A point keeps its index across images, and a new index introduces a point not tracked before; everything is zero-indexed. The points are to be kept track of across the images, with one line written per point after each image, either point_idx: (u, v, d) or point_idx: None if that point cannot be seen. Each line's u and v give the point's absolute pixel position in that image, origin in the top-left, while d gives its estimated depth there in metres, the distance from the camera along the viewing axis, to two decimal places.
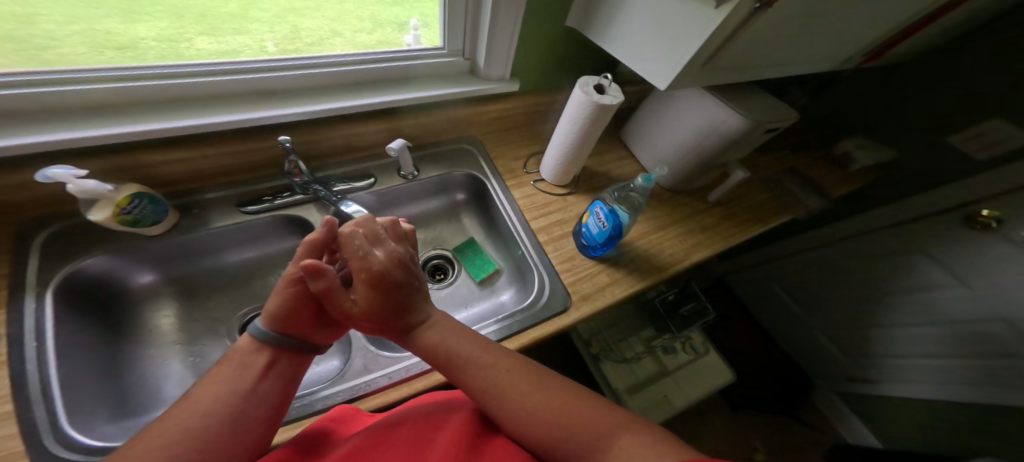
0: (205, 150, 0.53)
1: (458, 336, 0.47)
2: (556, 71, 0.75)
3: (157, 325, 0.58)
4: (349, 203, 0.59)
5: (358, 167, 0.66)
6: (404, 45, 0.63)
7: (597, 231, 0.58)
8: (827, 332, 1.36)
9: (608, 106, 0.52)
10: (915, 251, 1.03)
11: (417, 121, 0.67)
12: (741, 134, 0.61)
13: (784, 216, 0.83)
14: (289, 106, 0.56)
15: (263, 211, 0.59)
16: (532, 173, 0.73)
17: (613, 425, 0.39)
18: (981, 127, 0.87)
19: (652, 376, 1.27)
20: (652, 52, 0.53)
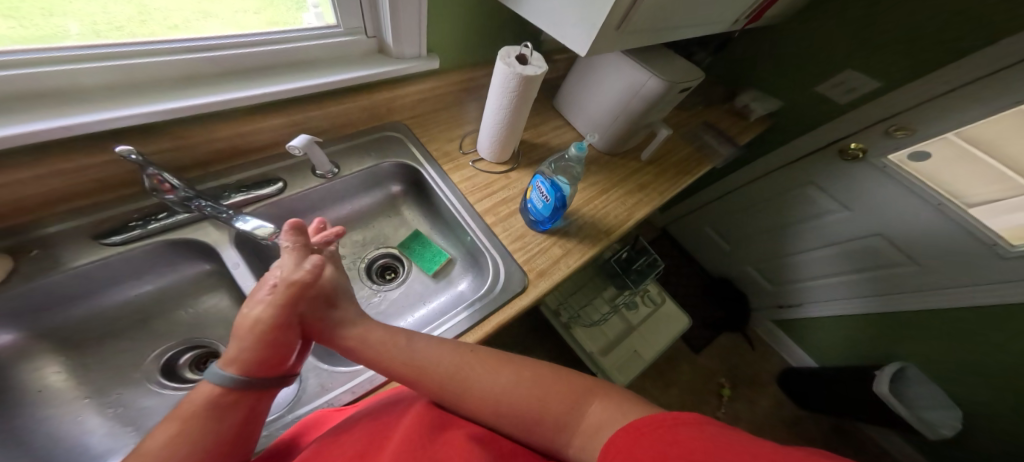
0: (47, 167, 0.41)
1: (421, 345, 0.45)
2: (475, 44, 0.72)
3: (48, 383, 0.46)
4: (248, 219, 0.50)
5: (261, 170, 0.57)
6: (299, 22, 0.55)
7: (542, 205, 0.57)
8: (755, 265, 1.57)
9: (531, 77, 0.50)
10: (806, 184, 1.23)
11: (326, 111, 0.59)
12: (659, 97, 0.64)
13: (704, 167, 0.90)
14: (138, 104, 0.44)
15: (133, 241, 0.47)
16: (469, 153, 0.70)
17: (582, 396, 0.41)
18: (841, 78, 1.00)
19: (620, 335, 1.37)
20: (566, 15, 0.50)
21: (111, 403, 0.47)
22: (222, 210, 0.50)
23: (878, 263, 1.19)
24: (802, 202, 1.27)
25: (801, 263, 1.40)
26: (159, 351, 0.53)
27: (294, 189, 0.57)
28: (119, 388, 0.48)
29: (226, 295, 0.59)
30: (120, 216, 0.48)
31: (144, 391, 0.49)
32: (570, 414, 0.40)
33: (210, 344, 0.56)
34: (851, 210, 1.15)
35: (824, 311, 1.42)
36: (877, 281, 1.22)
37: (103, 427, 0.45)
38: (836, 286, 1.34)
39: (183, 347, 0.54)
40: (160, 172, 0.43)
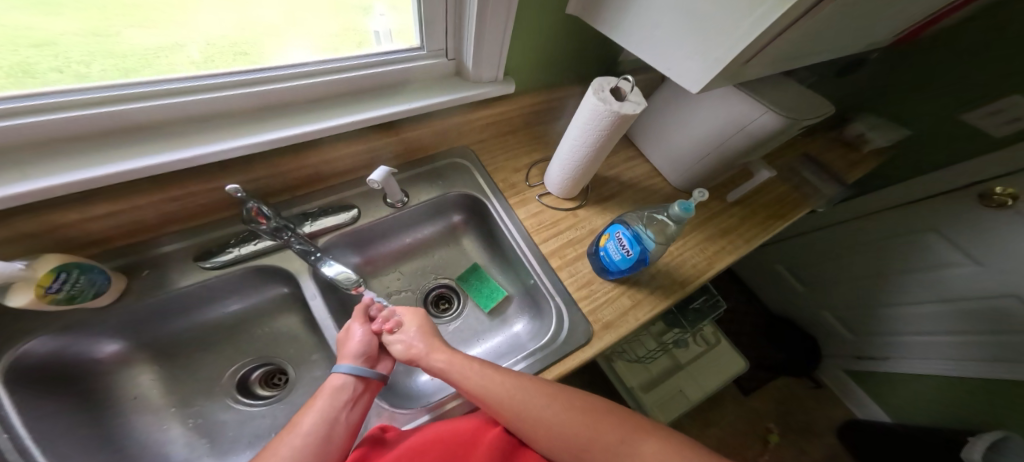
0: (159, 194, 0.44)
1: (480, 371, 0.46)
2: (552, 67, 0.67)
3: (143, 391, 0.50)
4: (332, 263, 0.52)
5: (337, 197, 0.58)
6: (372, 40, 0.53)
7: (619, 258, 0.52)
8: (833, 311, 1.33)
9: (628, 115, 0.44)
10: (923, 230, 1.00)
11: (400, 138, 0.58)
12: (771, 134, 0.53)
13: (806, 208, 0.73)
14: (242, 135, 0.46)
15: (229, 264, 0.50)
16: (537, 186, 0.66)
17: (633, 433, 0.43)
18: (1000, 104, 0.78)
19: (665, 371, 1.22)
20: (683, 46, 0.44)
21: (192, 415, 0.50)
22: (309, 250, 0.52)
23: (1002, 326, 0.94)
24: (913, 248, 1.04)
25: (897, 316, 1.15)
26: (235, 367, 0.55)
27: (367, 217, 0.59)
28: (199, 401, 0.51)
29: (298, 317, 0.59)
30: (217, 239, 0.51)
31: (221, 406, 0.51)
32: (622, 446, 0.42)
33: (275, 361, 0.57)
34: (979, 265, 0.93)
35: (918, 367, 1.15)
36: (992, 347, 0.98)
37: (183, 438, 0.48)
38: (936, 346, 1.09)
39: (255, 364, 0.56)
40: (257, 204, 0.46)
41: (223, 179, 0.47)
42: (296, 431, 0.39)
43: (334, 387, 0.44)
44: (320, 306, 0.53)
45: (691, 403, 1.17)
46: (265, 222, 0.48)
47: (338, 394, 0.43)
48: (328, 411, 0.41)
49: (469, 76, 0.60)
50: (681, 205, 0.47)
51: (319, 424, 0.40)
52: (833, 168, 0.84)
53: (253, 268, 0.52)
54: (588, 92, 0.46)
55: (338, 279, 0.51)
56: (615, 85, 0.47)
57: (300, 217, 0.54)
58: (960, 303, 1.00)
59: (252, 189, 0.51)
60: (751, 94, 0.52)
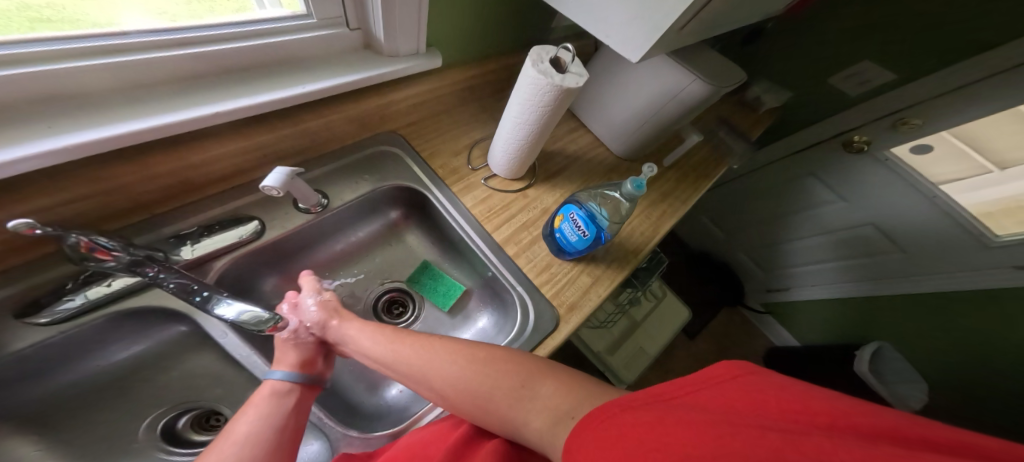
0: None
1: (373, 334, 0.42)
2: (480, 35, 0.60)
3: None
4: (231, 301, 0.39)
5: (229, 207, 0.45)
6: (242, 3, 0.41)
7: (575, 239, 0.49)
8: (749, 253, 1.49)
9: (571, 88, 0.40)
10: (804, 176, 1.17)
11: (303, 127, 0.47)
12: (699, 101, 0.55)
13: (724, 166, 0.78)
14: (40, 136, 0.31)
15: (77, 316, 0.36)
16: (480, 169, 0.60)
17: (533, 375, 0.35)
18: (855, 69, 0.93)
19: (625, 332, 1.27)
20: (622, 9, 0.41)
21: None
22: (193, 288, 0.39)
23: (868, 250, 1.15)
24: (799, 192, 1.21)
25: (794, 250, 1.32)
26: (151, 420, 0.42)
27: (277, 228, 0.47)
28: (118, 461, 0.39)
29: (213, 350, 0.46)
30: (49, 285, 0.36)
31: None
32: (523, 392, 0.34)
33: (205, 403, 0.45)
34: (846, 200, 1.11)
35: (812, 294, 1.35)
36: (871, 267, 1.17)
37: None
38: (826, 273, 1.28)
39: (180, 411, 0.44)
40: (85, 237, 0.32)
41: (40, 201, 0.33)
42: (230, 440, 0.31)
43: (273, 391, 0.36)
44: (235, 342, 0.42)
45: (653, 357, 1.26)
46: (111, 258, 0.34)
47: (278, 398, 0.36)
48: (271, 416, 0.34)
49: (383, 50, 0.50)
50: (634, 184, 0.47)
51: (261, 429, 0.33)
52: (739, 128, 0.90)
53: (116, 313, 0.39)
54: (527, 64, 0.41)
55: (241, 321, 0.38)
56: (555, 55, 0.42)
57: (173, 240, 0.40)
58: (845, 233, 1.17)
59: (92, 208, 0.37)
60: (680, 62, 0.54)
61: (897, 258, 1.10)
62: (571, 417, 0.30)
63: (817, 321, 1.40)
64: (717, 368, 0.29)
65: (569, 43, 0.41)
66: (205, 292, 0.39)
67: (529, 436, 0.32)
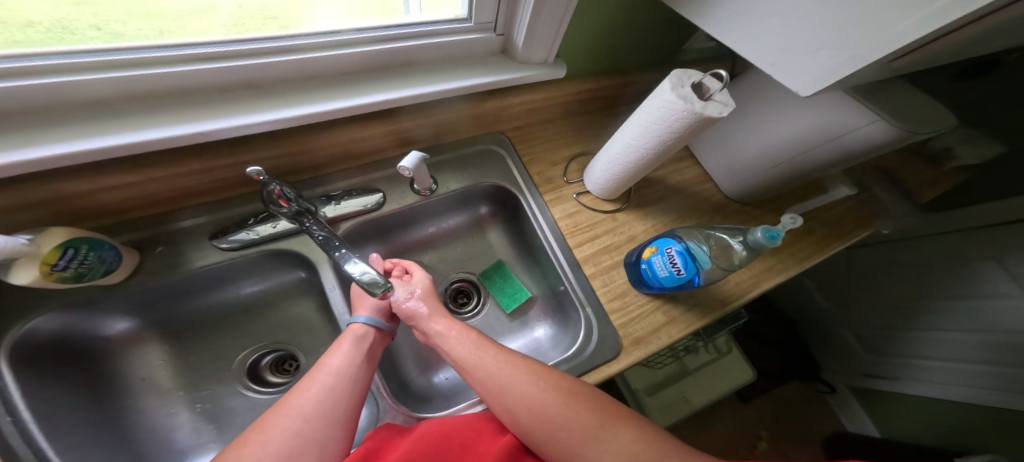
0: (174, 168, 0.41)
1: (460, 335, 0.45)
2: (605, 50, 0.60)
3: (150, 372, 0.49)
4: (357, 261, 0.44)
5: (360, 180, 0.54)
6: (408, 8, 0.47)
7: (665, 275, 0.47)
8: (860, 332, 1.23)
9: (711, 117, 0.37)
10: (980, 258, 0.89)
11: (431, 120, 0.54)
12: (870, 147, 0.46)
13: (868, 231, 0.65)
14: (264, 108, 0.41)
15: (247, 245, 0.48)
16: (575, 183, 0.61)
17: (613, 419, 0.37)
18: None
19: (671, 377, 1.17)
20: (801, 39, 0.37)
21: (199, 399, 0.50)
22: (332, 243, 0.46)
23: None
24: (963, 277, 0.93)
25: (920, 340, 1.05)
26: (245, 354, 0.54)
27: (392, 204, 0.55)
28: (208, 385, 0.51)
29: (312, 301, 0.58)
30: (235, 217, 0.48)
31: (230, 392, 0.51)
32: (600, 432, 0.36)
33: (288, 347, 0.56)
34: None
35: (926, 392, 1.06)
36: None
37: (189, 423, 0.48)
38: (952, 373, 0.99)
39: (266, 351, 0.55)
40: (279, 186, 0.42)
41: (246, 156, 0.44)
42: (322, 372, 0.38)
43: (357, 334, 0.42)
44: (338, 299, 0.50)
45: (693, 409, 1.14)
46: (286, 205, 0.44)
47: (359, 341, 0.42)
48: (354, 355, 0.40)
49: (516, 57, 0.54)
50: (765, 231, 0.41)
51: (348, 367, 0.39)
52: (902, 185, 0.73)
53: (269, 251, 0.50)
54: (665, 86, 0.39)
55: (361, 281, 0.42)
56: (699, 80, 0.40)
57: (323, 199, 0.50)
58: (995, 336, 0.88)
59: (274, 166, 0.47)
60: (864, 99, 0.44)
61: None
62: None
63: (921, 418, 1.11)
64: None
65: (722, 71, 0.37)
66: (342, 249, 0.46)
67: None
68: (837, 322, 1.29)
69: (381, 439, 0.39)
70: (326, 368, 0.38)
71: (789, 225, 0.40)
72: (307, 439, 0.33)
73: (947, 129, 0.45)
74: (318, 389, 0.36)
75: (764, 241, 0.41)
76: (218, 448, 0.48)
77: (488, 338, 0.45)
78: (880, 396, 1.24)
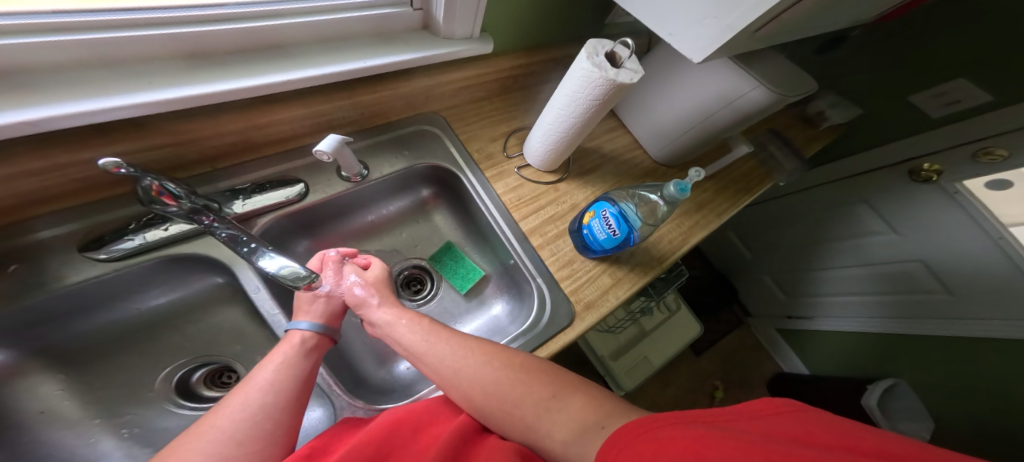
0: (19, 167, 0.33)
1: (410, 324, 0.45)
2: (531, 24, 0.60)
3: (51, 404, 0.41)
4: (274, 255, 0.40)
5: (279, 168, 0.49)
6: None
7: (603, 237, 0.50)
8: (773, 276, 1.42)
9: (623, 84, 0.39)
10: (856, 202, 1.07)
11: (354, 101, 0.50)
12: (760, 109, 0.52)
13: (770, 183, 0.75)
14: (135, 89, 0.35)
15: (132, 255, 0.41)
16: (515, 158, 0.61)
17: (563, 388, 0.38)
18: (945, 87, 0.80)
19: (631, 339, 1.26)
20: (695, 7, 0.39)
21: (124, 424, 0.43)
22: (241, 239, 0.42)
23: (911, 287, 1.04)
24: (847, 219, 1.11)
25: (826, 279, 1.24)
26: (169, 370, 0.48)
27: (319, 192, 0.51)
28: (130, 408, 0.44)
29: (240, 309, 0.52)
30: (121, 220, 0.41)
31: (159, 412, 0.45)
32: (553, 402, 0.37)
33: (220, 359, 0.51)
34: (899, 234, 1.00)
35: (838, 326, 1.26)
36: (908, 306, 1.06)
37: (119, 449, 0.42)
38: (858, 305, 1.19)
39: (194, 365, 0.49)
40: (155, 180, 0.35)
41: (123, 146, 0.38)
42: (253, 388, 0.34)
43: (300, 342, 0.40)
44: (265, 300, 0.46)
45: (653, 367, 1.24)
46: (176, 203, 0.37)
47: (301, 350, 0.39)
48: (291, 366, 0.37)
49: (439, 32, 0.52)
50: (677, 185, 0.46)
51: (283, 381, 0.36)
52: (795, 144, 0.84)
53: (168, 257, 0.44)
54: (581, 56, 0.41)
55: (280, 277, 0.39)
56: (611, 50, 0.42)
57: (228, 193, 0.45)
58: (883, 267, 1.07)
59: (167, 157, 0.41)
60: (747, 66, 0.49)
61: (937, 298, 0.99)
62: (601, 427, 0.33)
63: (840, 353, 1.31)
64: (756, 404, 0.32)
65: (630, 39, 0.40)
66: (251, 245, 0.42)
67: (549, 447, 0.35)
68: (755, 271, 1.48)
69: (331, 436, 0.36)
70: (252, 383, 0.35)
71: (695, 177, 0.45)
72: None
73: (812, 91, 0.53)
74: (247, 404, 0.33)
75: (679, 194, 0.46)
76: None
77: (442, 325, 0.45)
78: (800, 336, 1.44)
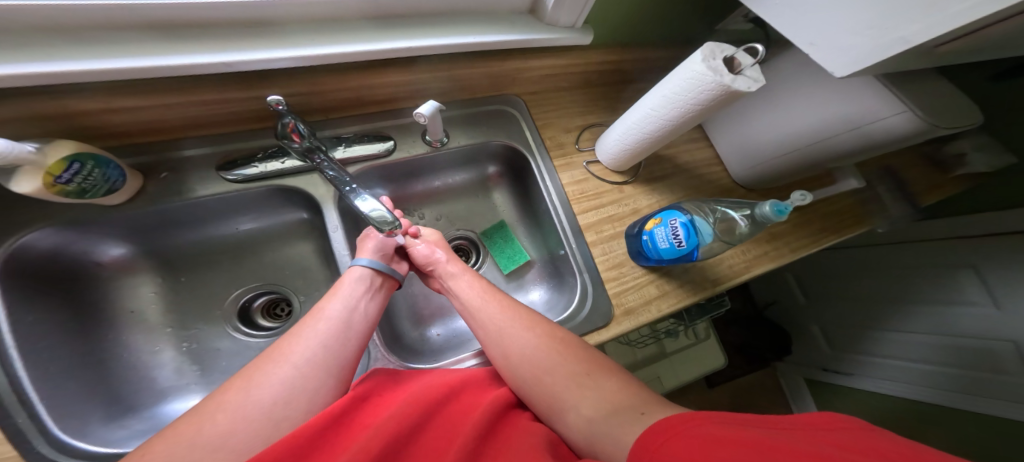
0: (176, 97, 0.40)
1: (470, 279, 0.49)
2: (636, 19, 0.59)
3: (140, 306, 0.50)
4: (366, 197, 0.46)
5: (374, 126, 0.54)
6: None
7: (665, 247, 0.49)
8: (830, 328, 1.29)
9: (738, 92, 0.37)
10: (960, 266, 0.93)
11: (450, 75, 0.53)
12: (894, 139, 0.47)
13: (864, 228, 0.68)
14: (291, 43, 0.41)
15: (251, 180, 0.48)
16: (586, 153, 0.61)
17: (599, 369, 0.39)
18: None
19: (649, 357, 1.22)
20: (858, 15, 0.36)
21: (184, 339, 0.51)
22: (343, 179, 0.47)
23: (981, 363, 0.91)
24: (941, 285, 0.97)
25: (887, 340, 1.11)
26: (238, 293, 0.56)
27: (403, 152, 0.55)
28: (197, 324, 0.52)
29: (312, 245, 0.59)
30: (238, 152, 0.48)
31: (217, 333, 0.52)
32: (587, 379, 0.38)
33: (280, 289, 0.57)
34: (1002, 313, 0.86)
35: (878, 386, 1.16)
36: (968, 382, 0.94)
37: (173, 362, 0.49)
38: (913, 373, 1.06)
39: (258, 292, 0.56)
40: (294, 120, 0.43)
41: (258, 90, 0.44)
42: (321, 319, 0.39)
43: (358, 276, 0.44)
44: (340, 241, 0.51)
45: (664, 390, 1.21)
46: (299, 141, 0.45)
47: (360, 284, 0.44)
48: (354, 300, 0.42)
49: (544, 18, 0.52)
50: (774, 206, 0.43)
51: (346, 313, 0.40)
52: (901, 190, 0.74)
53: (275, 188, 0.50)
54: (696, 56, 0.39)
55: (371, 218, 0.44)
56: (730, 56, 0.39)
57: (334, 140, 0.51)
58: (964, 341, 0.94)
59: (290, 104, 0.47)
60: (892, 87, 0.45)
61: (1013, 382, 0.86)
62: (639, 412, 0.33)
63: (868, 413, 1.21)
64: (817, 417, 0.32)
65: (760, 47, 0.37)
66: (353, 185, 0.47)
67: (573, 421, 0.36)
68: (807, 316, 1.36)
69: (373, 383, 0.40)
70: (322, 313, 0.40)
71: (798, 200, 0.42)
72: (301, 383, 0.34)
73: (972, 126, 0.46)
74: (316, 334, 0.38)
75: (774, 215, 0.44)
76: (198, 389, 0.49)
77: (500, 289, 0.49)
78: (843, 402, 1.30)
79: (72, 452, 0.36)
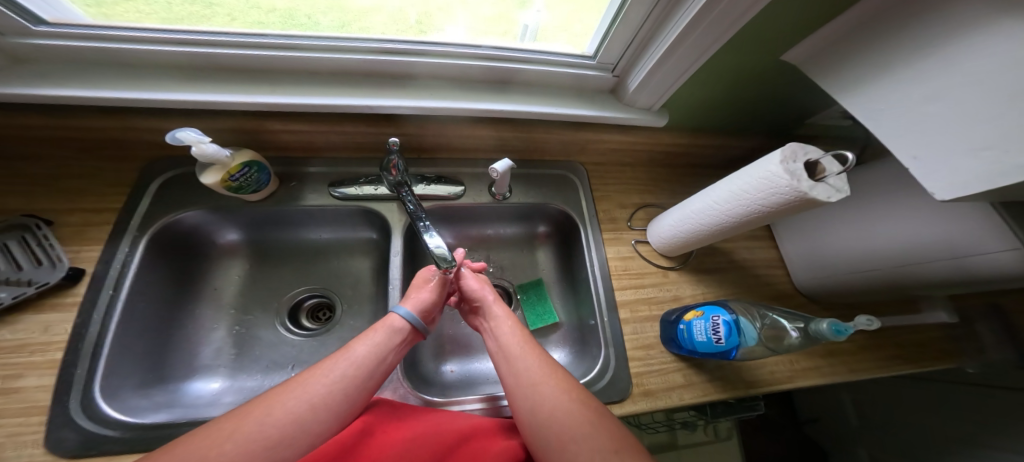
0: (318, 125, 0.51)
1: (512, 326, 0.46)
2: (711, 118, 0.61)
3: (223, 285, 0.57)
4: (434, 234, 0.49)
5: (451, 171, 0.60)
6: (526, 31, 0.50)
7: (701, 340, 0.47)
8: None
9: (816, 200, 0.35)
10: None
11: (528, 136, 0.58)
12: (999, 276, 0.40)
13: (948, 364, 0.61)
14: (410, 96, 0.50)
15: (348, 199, 0.56)
16: (637, 231, 0.62)
17: (628, 448, 0.35)
18: None
19: (657, 445, 1.11)
20: (963, 140, 0.32)
21: (238, 322, 0.55)
22: (419, 215, 0.51)
23: None
24: None
25: None
26: (296, 291, 0.60)
27: (468, 198, 0.59)
28: (253, 311, 0.57)
29: (369, 263, 0.62)
30: (339, 175, 0.57)
31: (266, 324, 0.56)
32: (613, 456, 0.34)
33: (330, 296, 0.60)
34: None
35: None
36: None
37: (219, 343, 0.53)
38: None
39: (311, 293, 0.60)
40: (397, 158, 0.48)
41: (371, 127, 0.53)
42: (347, 357, 0.39)
43: (393, 325, 0.43)
44: (396, 265, 0.54)
45: None
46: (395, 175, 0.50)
47: (395, 334, 0.43)
48: (381, 346, 0.41)
49: (623, 98, 0.56)
50: (834, 326, 0.40)
51: (371, 356, 0.40)
52: (1005, 339, 0.63)
53: (359, 209, 0.56)
54: (775, 156, 0.36)
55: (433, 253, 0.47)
56: (815, 159, 0.36)
57: (418, 178, 0.57)
58: None
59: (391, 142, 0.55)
60: (1004, 216, 0.39)
61: None
62: None
63: None
64: None
65: (848, 155, 0.34)
66: (426, 222, 0.51)
67: None
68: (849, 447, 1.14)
69: (374, 416, 0.40)
70: (350, 353, 0.39)
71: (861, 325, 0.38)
72: (306, 427, 0.34)
73: None
74: (336, 372, 0.37)
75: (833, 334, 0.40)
76: (226, 374, 0.52)
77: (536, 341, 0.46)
78: None
79: (93, 413, 0.39)
